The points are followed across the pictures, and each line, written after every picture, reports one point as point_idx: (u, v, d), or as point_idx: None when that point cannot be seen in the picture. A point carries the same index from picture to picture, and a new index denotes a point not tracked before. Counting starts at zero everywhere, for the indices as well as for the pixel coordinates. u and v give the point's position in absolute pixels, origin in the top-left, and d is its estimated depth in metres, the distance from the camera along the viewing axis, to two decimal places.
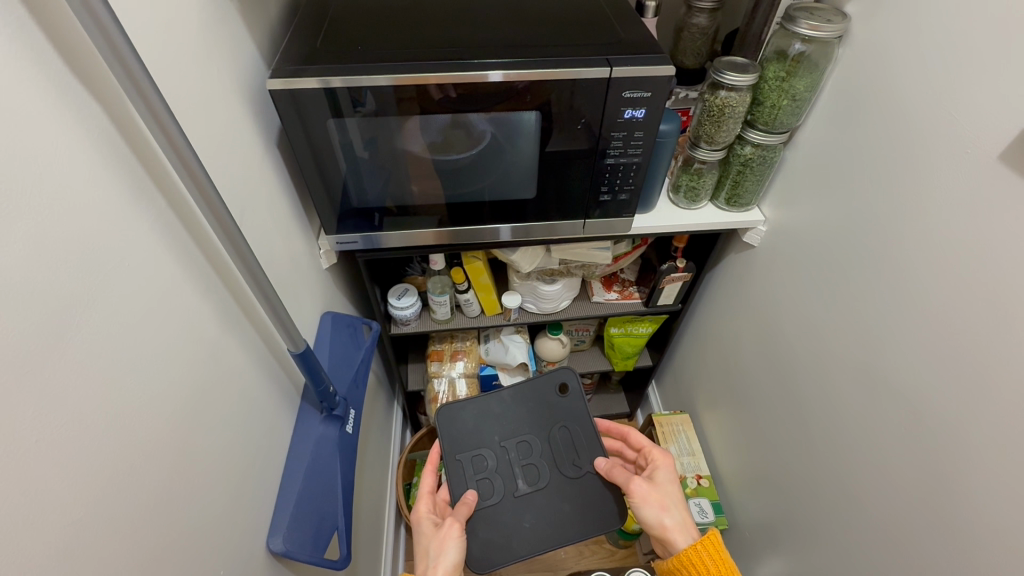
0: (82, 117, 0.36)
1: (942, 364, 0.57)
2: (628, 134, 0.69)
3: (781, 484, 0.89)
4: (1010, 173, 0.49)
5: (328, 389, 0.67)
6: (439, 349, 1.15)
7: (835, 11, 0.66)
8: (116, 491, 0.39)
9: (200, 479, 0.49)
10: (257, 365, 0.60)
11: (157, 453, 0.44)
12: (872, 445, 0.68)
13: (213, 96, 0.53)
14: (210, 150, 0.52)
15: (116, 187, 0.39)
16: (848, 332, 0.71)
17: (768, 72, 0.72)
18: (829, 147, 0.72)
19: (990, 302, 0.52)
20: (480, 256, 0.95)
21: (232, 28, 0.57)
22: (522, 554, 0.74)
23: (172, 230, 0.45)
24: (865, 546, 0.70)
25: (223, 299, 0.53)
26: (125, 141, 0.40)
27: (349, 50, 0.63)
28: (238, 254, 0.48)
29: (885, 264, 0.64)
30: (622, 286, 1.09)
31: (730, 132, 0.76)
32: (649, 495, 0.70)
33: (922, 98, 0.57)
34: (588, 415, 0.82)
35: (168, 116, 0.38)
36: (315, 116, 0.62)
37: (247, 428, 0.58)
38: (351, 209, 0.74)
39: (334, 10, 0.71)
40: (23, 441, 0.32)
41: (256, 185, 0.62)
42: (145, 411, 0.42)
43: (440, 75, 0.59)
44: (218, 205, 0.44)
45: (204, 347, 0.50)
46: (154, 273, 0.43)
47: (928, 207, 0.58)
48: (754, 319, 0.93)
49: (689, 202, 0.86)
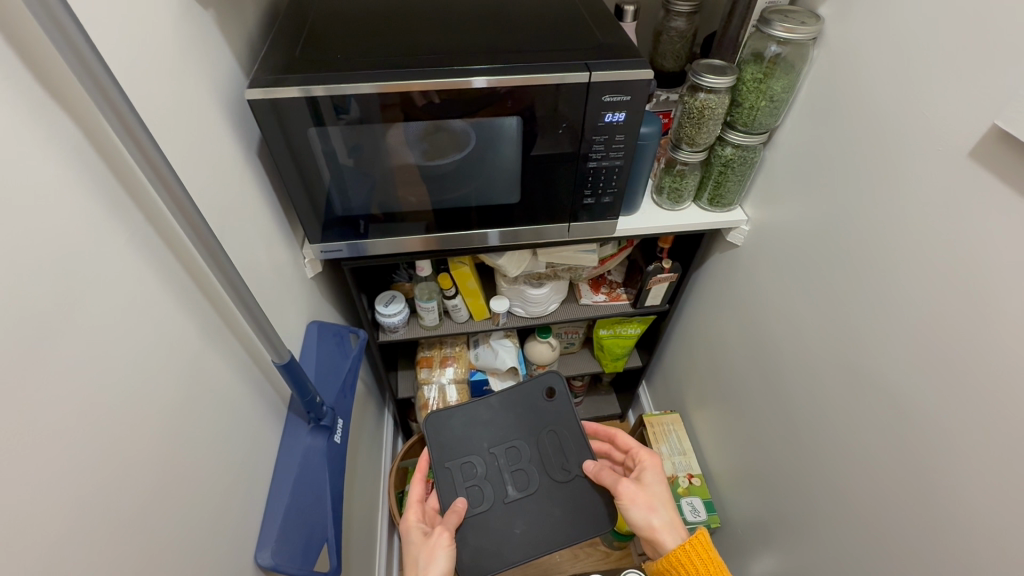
0: (52, 131, 0.35)
1: (921, 358, 0.58)
2: (609, 138, 0.69)
3: (770, 480, 0.90)
4: (980, 169, 0.50)
5: (315, 399, 0.67)
6: (429, 355, 1.14)
7: (809, 12, 0.68)
8: (97, 510, 0.38)
9: (185, 494, 0.49)
10: (240, 377, 0.60)
11: (139, 470, 0.43)
12: (857, 439, 0.69)
13: (190, 107, 0.53)
14: (188, 162, 0.52)
15: (89, 200, 0.39)
16: (830, 329, 0.72)
17: (746, 74, 0.73)
18: (807, 147, 0.73)
19: (966, 296, 0.53)
20: (466, 261, 0.95)
21: (209, 38, 0.57)
22: (513, 560, 0.74)
23: (149, 243, 0.45)
24: (853, 540, 0.70)
25: (205, 311, 0.53)
26: (99, 153, 0.39)
27: (329, 59, 0.63)
28: (218, 265, 0.47)
29: (864, 261, 0.65)
30: (610, 288, 1.09)
31: (711, 133, 0.77)
32: (636, 497, 0.70)
33: (895, 97, 0.58)
34: (575, 418, 0.82)
35: (140, 127, 0.37)
36: (296, 126, 0.62)
37: (232, 441, 0.57)
38: (335, 218, 0.74)
39: (314, 19, 0.71)
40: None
41: (237, 196, 0.61)
42: (127, 426, 0.42)
43: (423, 82, 0.59)
44: (195, 216, 0.43)
45: (185, 361, 0.50)
46: (131, 288, 0.43)
47: (904, 204, 0.58)
48: (740, 317, 0.94)
49: (673, 203, 0.87)
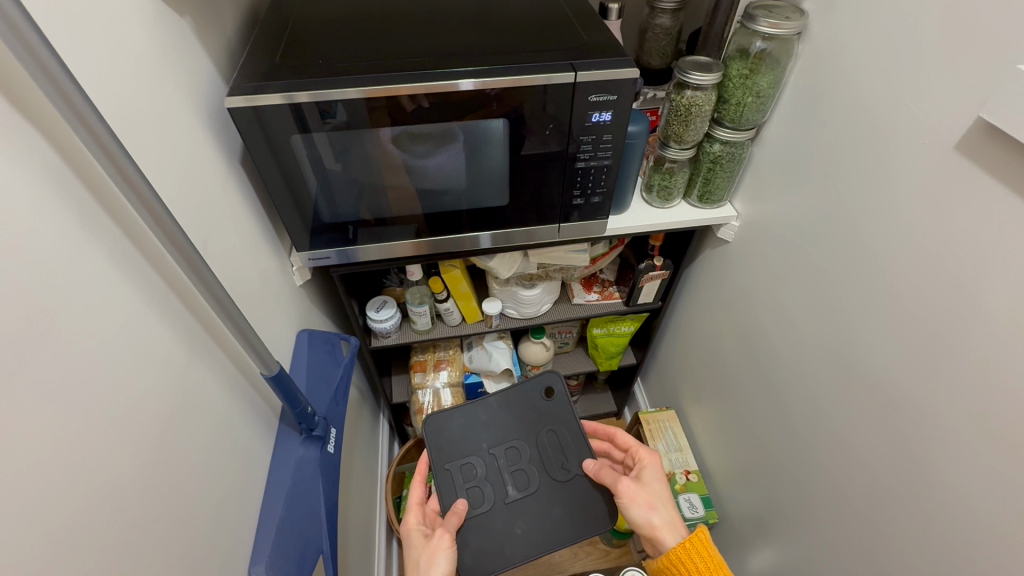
0: (22, 145, 0.34)
1: (912, 351, 0.59)
2: (597, 137, 0.69)
3: (767, 475, 0.90)
4: (966, 162, 0.50)
5: (307, 410, 0.66)
6: (422, 359, 1.14)
7: (793, 8, 0.68)
8: (84, 531, 0.37)
9: (176, 511, 0.48)
10: (228, 390, 0.59)
11: (128, 489, 0.42)
12: (851, 431, 0.69)
13: (170, 118, 0.52)
14: (166, 174, 0.50)
15: (64, 216, 0.37)
16: (822, 323, 0.72)
17: (732, 70, 0.73)
18: (795, 142, 0.73)
19: (955, 288, 0.53)
20: (457, 264, 0.94)
21: (186, 46, 0.56)
22: (515, 561, 0.73)
23: (128, 257, 0.44)
24: (849, 532, 0.71)
25: (189, 325, 0.52)
26: (71, 167, 0.38)
27: (310, 64, 0.62)
28: (200, 278, 0.46)
29: (854, 256, 0.65)
30: (602, 287, 1.09)
31: (698, 130, 0.77)
32: (636, 495, 0.70)
33: (881, 90, 0.58)
34: (574, 417, 0.82)
35: (111, 138, 0.36)
36: (280, 134, 0.61)
37: (223, 456, 0.56)
38: (323, 225, 0.73)
39: (294, 23, 0.70)
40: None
41: (219, 205, 0.60)
42: (114, 449, 0.41)
43: (411, 86, 0.58)
44: (174, 229, 0.42)
45: (171, 375, 0.49)
46: (112, 305, 0.42)
47: (892, 198, 0.58)
48: (732, 313, 0.94)
49: (663, 201, 0.87)
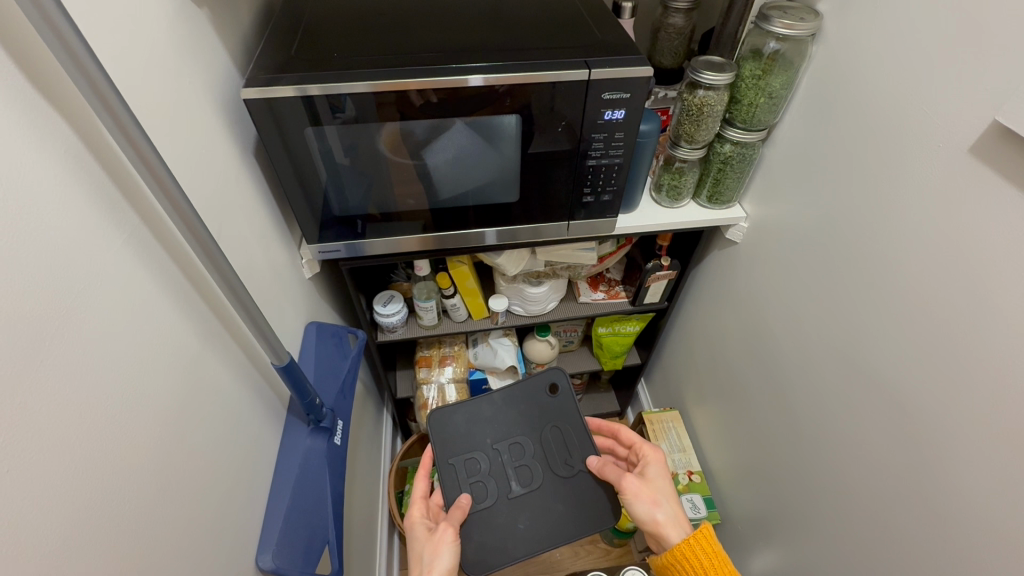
0: (48, 129, 0.35)
1: (919, 353, 0.59)
2: (608, 135, 0.69)
3: (770, 475, 0.90)
4: (979, 164, 0.50)
5: (314, 401, 0.66)
6: (427, 355, 1.15)
7: (808, 9, 0.68)
8: (95, 510, 0.38)
9: (185, 494, 0.48)
10: (239, 379, 0.59)
11: (139, 470, 0.42)
12: (856, 433, 0.69)
13: (187, 106, 0.52)
14: (183, 162, 0.51)
15: (86, 202, 0.38)
16: (829, 324, 0.72)
17: (745, 70, 0.73)
18: (807, 143, 0.72)
19: (966, 289, 0.53)
20: (465, 260, 0.95)
21: (204, 37, 0.56)
22: (517, 556, 0.74)
23: (145, 244, 0.44)
24: (852, 533, 0.71)
25: (202, 313, 0.52)
26: (94, 155, 0.38)
27: (325, 57, 0.62)
28: (216, 267, 0.46)
29: (862, 258, 0.65)
30: (609, 287, 1.09)
31: (710, 130, 0.77)
32: (640, 491, 0.70)
33: (895, 92, 0.58)
34: (578, 414, 0.82)
35: (134, 125, 0.36)
36: (294, 127, 0.62)
37: (232, 444, 0.57)
38: (333, 218, 0.73)
39: (309, 16, 0.70)
40: (10, 459, 0.32)
41: (233, 195, 0.61)
42: (125, 434, 0.41)
43: (420, 81, 0.58)
44: (193, 219, 0.42)
45: (184, 363, 0.49)
46: (130, 290, 0.42)
47: (905, 200, 0.58)
48: (739, 313, 0.94)
49: (672, 201, 0.87)
